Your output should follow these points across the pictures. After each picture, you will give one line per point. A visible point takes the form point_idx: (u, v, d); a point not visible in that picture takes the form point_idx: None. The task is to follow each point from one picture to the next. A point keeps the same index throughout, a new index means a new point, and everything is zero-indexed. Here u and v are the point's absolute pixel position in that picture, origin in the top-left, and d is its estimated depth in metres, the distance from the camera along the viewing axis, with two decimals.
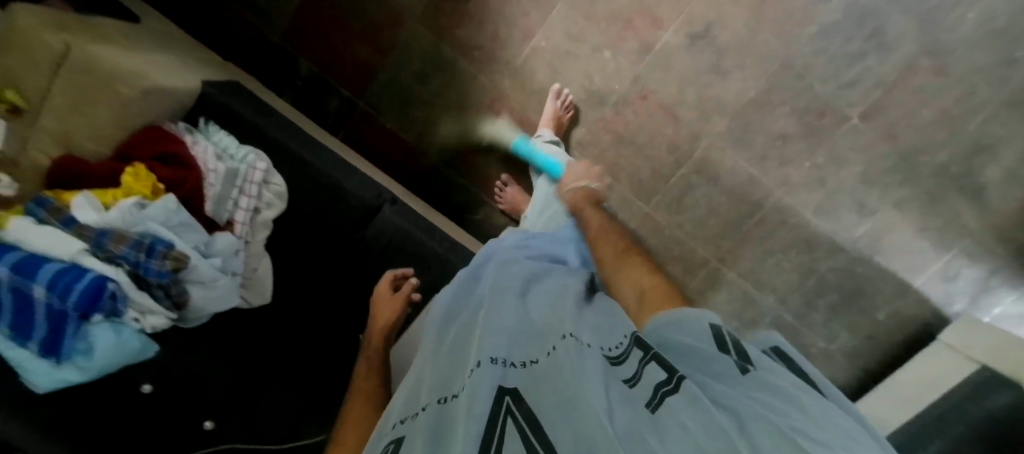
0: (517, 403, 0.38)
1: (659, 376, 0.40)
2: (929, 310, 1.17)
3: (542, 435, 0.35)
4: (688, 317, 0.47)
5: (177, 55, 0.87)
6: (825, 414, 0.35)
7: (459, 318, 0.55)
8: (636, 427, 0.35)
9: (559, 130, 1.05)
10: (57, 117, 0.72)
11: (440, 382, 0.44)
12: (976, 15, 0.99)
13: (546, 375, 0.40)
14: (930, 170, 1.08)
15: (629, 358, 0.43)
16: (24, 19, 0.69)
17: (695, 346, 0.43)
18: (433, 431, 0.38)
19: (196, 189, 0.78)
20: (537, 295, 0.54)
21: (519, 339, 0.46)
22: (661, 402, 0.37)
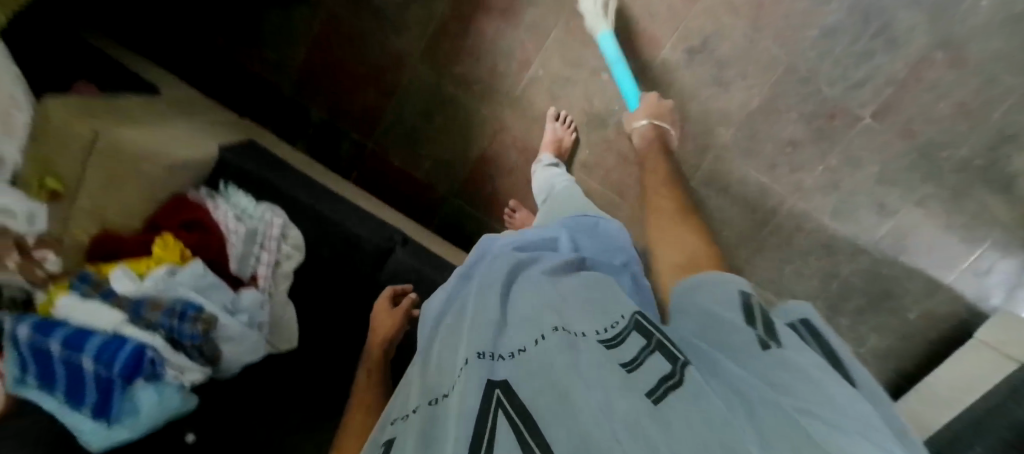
0: (508, 394, 0.40)
1: (660, 368, 0.39)
2: (963, 307, 1.13)
3: (536, 430, 0.36)
4: (720, 286, 0.49)
5: (196, 122, 0.93)
6: (843, 401, 0.35)
7: (452, 315, 0.59)
8: (629, 409, 0.35)
9: (560, 152, 1.05)
10: (91, 197, 0.79)
11: (431, 385, 0.47)
12: (990, 1, 0.95)
13: (533, 362, 0.43)
14: (953, 165, 1.04)
15: (625, 340, 0.44)
16: (57, 111, 0.76)
17: (719, 313, 0.46)
18: (424, 429, 0.41)
19: (220, 249, 0.85)
20: (525, 286, 0.56)
21: (509, 331, 0.49)
22: (664, 395, 0.37)
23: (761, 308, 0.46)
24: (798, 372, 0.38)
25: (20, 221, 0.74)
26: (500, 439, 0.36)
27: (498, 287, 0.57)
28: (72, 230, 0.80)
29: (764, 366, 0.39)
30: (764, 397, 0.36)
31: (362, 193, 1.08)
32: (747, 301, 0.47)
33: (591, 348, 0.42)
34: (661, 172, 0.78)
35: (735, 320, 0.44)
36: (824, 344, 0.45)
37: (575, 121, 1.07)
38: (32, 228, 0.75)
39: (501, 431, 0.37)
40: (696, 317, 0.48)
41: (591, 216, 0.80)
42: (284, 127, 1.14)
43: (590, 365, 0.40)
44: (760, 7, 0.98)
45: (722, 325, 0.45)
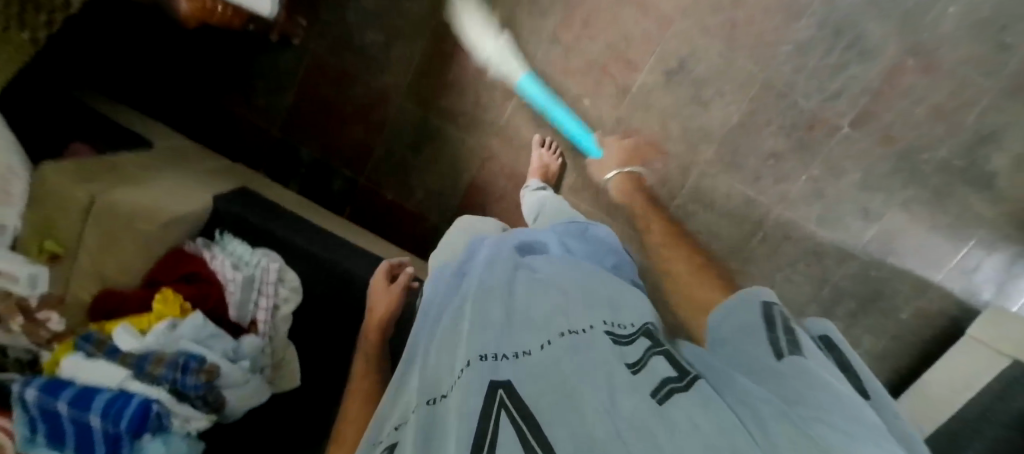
0: (510, 394, 0.42)
1: (669, 372, 0.43)
2: (954, 304, 1.14)
3: (540, 435, 0.38)
4: (744, 298, 0.52)
5: (189, 173, 0.95)
6: (849, 411, 0.38)
7: (448, 312, 0.60)
8: (637, 409, 0.39)
9: (547, 178, 1.06)
10: (90, 257, 0.81)
11: (429, 385, 0.49)
12: (956, 9, 0.97)
13: (537, 366, 0.45)
14: (933, 167, 1.06)
15: (633, 343, 0.48)
16: (53, 176, 0.78)
17: (742, 326, 0.50)
18: (425, 429, 0.44)
19: (220, 296, 0.86)
20: (524, 289, 0.58)
21: (510, 334, 0.50)
22: (669, 395, 0.40)
23: (783, 317, 0.49)
24: (809, 381, 0.42)
25: (23, 286, 0.76)
26: (503, 441, 0.38)
27: (497, 289, 0.58)
28: (76, 288, 0.82)
29: (776, 375, 0.44)
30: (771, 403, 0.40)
31: (356, 227, 1.10)
32: (768, 310, 0.49)
33: (598, 349, 0.45)
34: (654, 227, 0.79)
35: (755, 332, 0.48)
36: (837, 355, 0.49)
37: (560, 146, 1.09)
38: (35, 290, 0.78)
39: (503, 433, 0.39)
40: (727, 332, 0.51)
41: (579, 222, 0.81)
42: (275, 169, 1.15)
43: (595, 369, 0.43)
44: (733, 27, 1.01)
45: (744, 338, 0.49)
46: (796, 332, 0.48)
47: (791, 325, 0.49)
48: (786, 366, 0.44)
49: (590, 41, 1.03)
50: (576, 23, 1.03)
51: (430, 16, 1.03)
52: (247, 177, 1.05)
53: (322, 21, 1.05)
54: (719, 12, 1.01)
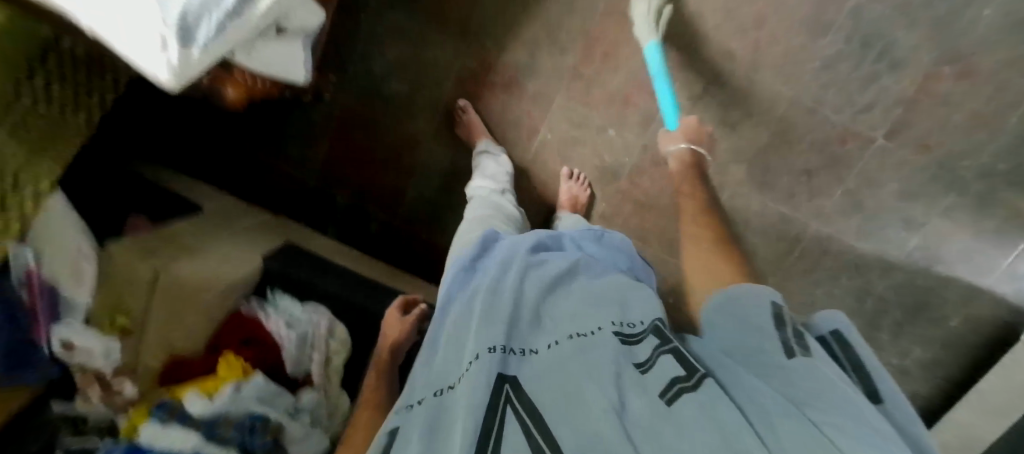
0: (515, 392, 0.46)
1: (677, 372, 0.45)
2: (1005, 309, 1.11)
3: (545, 431, 0.41)
4: (747, 294, 0.53)
5: (235, 230, 1.00)
6: (857, 411, 0.39)
7: (459, 302, 0.63)
8: (643, 410, 0.41)
9: (576, 209, 1.07)
10: (159, 325, 0.87)
11: (437, 377, 0.52)
12: (993, 11, 0.94)
13: (543, 364, 0.49)
14: (975, 173, 1.03)
15: (640, 344, 0.50)
16: (118, 257, 0.84)
17: (745, 321, 0.50)
18: (432, 419, 0.46)
19: (275, 353, 0.91)
20: (533, 282, 0.61)
21: (520, 330, 0.54)
22: (677, 396, 0.42)
23: (791, 319, 0.50)
24: (818, 383, 0.42)
25: (97, 357, 0.84)
26: (508, 433, 0.42)
27: (509, 286, 0.60)
28: (145, 354, 0.89)
29: (785, 372, 0.44)
30: (776, 400, 0.42)
31: (393, 269, 1.14)
32: (777, 310, 0.50)
33: (604, 350, 0.48)
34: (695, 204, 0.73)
35: (761, 328, 0.49)
36: (852, 355, 0.49)
37: (589, 177, 1.11)
38: (110, 360, 0.85)
39: (509, 426, 0.42)
40: (730, 329, 0.51)
41: (595, 228, 0.82)
42: (314, 216, 1.19)
43: (603, 368, 0.45)
44: (755, 49, 1.01)
45: (746, 333, 0.49)
46: (805, 335, 0.48)
47: (799, 328, 0.49)
48: (797, 364, 0.44)
49: (613, 73, 1.03)
50: (596, 57, 1.02)
51: (452, 61, 1.05)
52: (286, 229, 1.08)
53: (349, 73, 1.08)
54: (741, 34, 1.00)
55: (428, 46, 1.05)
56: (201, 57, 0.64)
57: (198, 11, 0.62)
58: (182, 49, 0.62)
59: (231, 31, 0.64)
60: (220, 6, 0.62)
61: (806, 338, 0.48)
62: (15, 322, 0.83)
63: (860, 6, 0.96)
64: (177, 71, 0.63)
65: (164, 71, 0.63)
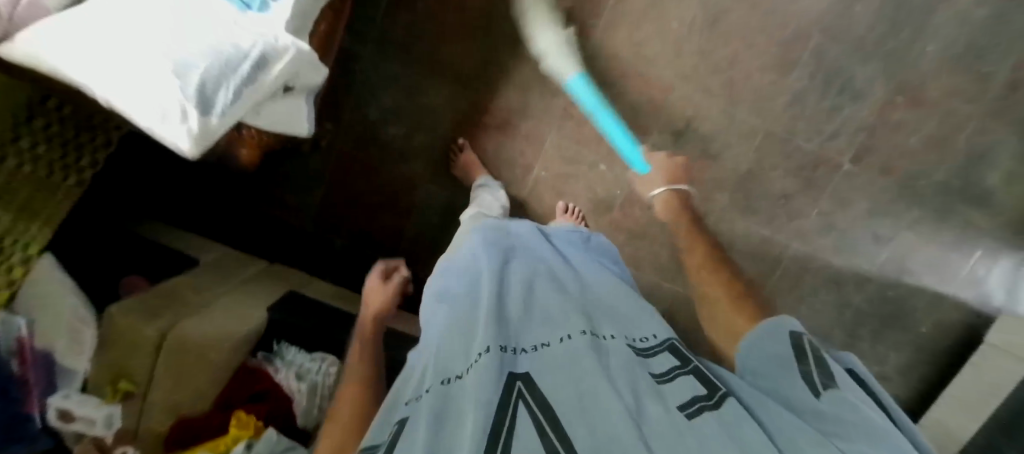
0: (528, 388, 0.45)
1: (698, 391, 0.46)
2: (969, 313, 1.21)
3: (559, 431, 0.39)
4: (771, 331, 0.54)
5: (236, 284, 0.98)
6: (885, 442, 0.40)
7: (461, 301, 0.63)
8: (660, 416, 0.42)
9: None
10: (162, 391, 0.83)
11: (442, 367, 0.51)
12: (935, 47, 1.06)
13: (554, 360, 0.49)
14: (932, 190, 1.13)
15: (656, 357, 0.53)
16: (121, 317, 0.82)
17: (769, 354, 0.52)
18: (441, 405, 0.45)
19: (286, 407, 0.89)
20: (541, 292, 0.63)
21: (530, 331, 0.55)
22: (699, 411, 0.43)
23: (813, 348, 0.52)
24: (848, 416, 0.43)
25: (97, 426, 0.81)
26: (520, 424, 0.40)
27: (515, 292, 0.62)
28: (148, 419, 0.84)
29: (817, 415, 0.45)
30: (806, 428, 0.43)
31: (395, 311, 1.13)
32: (797, 339, 0.52)
33: (622, 359, 0.49)
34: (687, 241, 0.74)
35: (787, 363, 0.51)
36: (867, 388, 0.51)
37: (583, 210, 1.14)
38: (110, 429, 0.82)
39: (520, 417, 0.41)
40: (761, 372, 0.52)
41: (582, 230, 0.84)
42: (309, 263, 1.17)
43: (618, 373, 0.47)
44: (732, 85, 1.09)
45: (773, 367, 0.51)
46: (830, 365, 0.50)
47: (823, 357, 0.51)
48: (826, 402, 0.45)
49: None
50: None
51: (448, 106, 1.09)
52: (285, 278, 1.07)
53: (344, 121, 1.09)
54: (718, 73, 1.08)
55: (423, 92, 1.08)
56: (219, 124, 0.65)
57: (216, 79, 0.64)
58: (202, 117, 0.63)
59: (247, 96, 0.67)
60: (236, 74, 0.65)
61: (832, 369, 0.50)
62: (9, 395, 0.80)
63: (820, 46, 1.06)
64: (197, 140, 0.63)
65: (183, 139, 0.62)
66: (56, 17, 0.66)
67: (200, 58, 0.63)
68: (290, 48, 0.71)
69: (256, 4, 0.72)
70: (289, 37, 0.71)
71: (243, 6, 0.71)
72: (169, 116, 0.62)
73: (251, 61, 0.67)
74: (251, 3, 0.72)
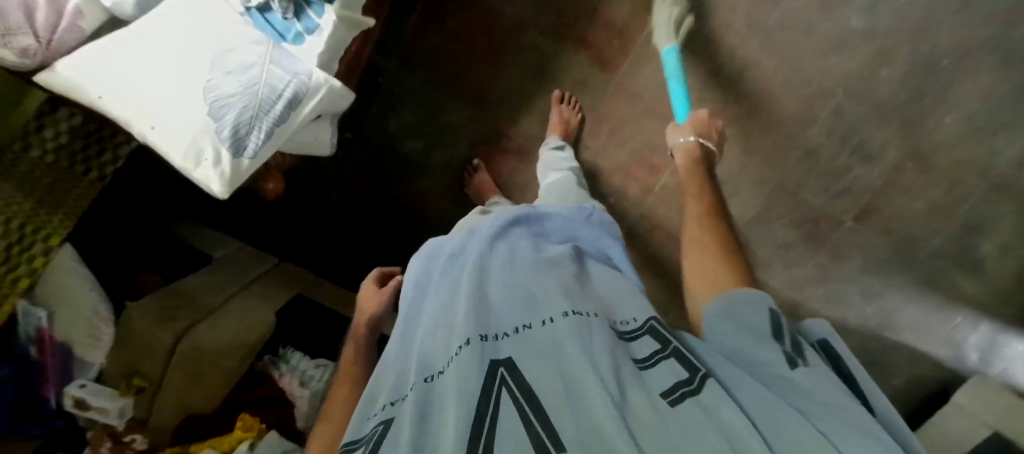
0: (512, 374, 0.43)
1: (682, 374, 0.44)
2: (942, 369, 1.26)
3: (547, 420, 0.38)
4: (745, 299, 0.50)
5: (243, 285, 0.99)
6: (864, 423, 0.38)
7: (446, 278, 0.58)
8: (643, 407, 0.40)
9: (490, 190, 1.09)
10: (175, 390, 0.87)
11: (424, 361, 0.48)
12: (954, 116, 1.05)
13: (538, 345, 0.46)
14: (928, 254, 1.15)
15: (636, 342, 0.49)
16: (138, 319, 0.86)
17: (746, 327, 0.48)
18: (422, 408, 0.42)
19: (289, 412, 0.95)
20: (525, 261, 0.58)
21: (510, 308, 0.51)
22: (681, 398, 0.41)
23: (786, 320, 0.48)
24: (829, 392, 0.41)
25: (111, 416, 0.83)
26: (504, 418, 0.39)
27: (496, 269, 0.57)
28: (158, 412, 0.88)
29: (788, 390, 0.42)
30: (792, 413, 0.39)
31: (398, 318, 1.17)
32: (773, 314, 0.48)
33: (605, 341, 0.46)
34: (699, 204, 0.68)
35: (762, 336, 0.46)
36: (841, 362, 0.48)
37: None
38: (123, 419, 0.85)
39: (505, 412, 0.39)
40: (740, 337, 0.47)
41: (583, 205, 0.78)
42: (319, 264, 1.20)
43: (601, 358, 0.44)
44: (748, 135, 1.10)
45: (746, 338, 0.47)
46: (803, 346, 0.46)
47: (797, 336, 0.47)
48: (801, 380, 0.42)
49: (617, 148, 1.11)
50: (603, 132, 1.10)
51: (467, 126, 1.10)
52: (295, 279, 1.09)
53: (364, 132, 1.11)
54: (736, 123, 1.09)
55: (442, 110, 1.09)
56: (250, 164, 0.68)
57: (248, 121, 0.66)
58: (234, 159, 0.66)
59: (279, 134, 0.69)
60: (267, 115, 0.67)
61: (802, 347, 0.47)
62: (27, 380, 0.84)
63: (841, 106, 1.06)
64: (229, 182, 0.67)
65: (216, 181, 0.66)
66: (90, 43, 0.67)
67: (235, 101, 0.65)
68: (322, 85, 0.70)
69: (291, 35, 0.70)
70: (320, 72, 0.70)
71: (278, 36, 0.69)
72: (202, 158, 0.65)
73: (283, 100, 0.67)
74: (286, 34, 0.70)
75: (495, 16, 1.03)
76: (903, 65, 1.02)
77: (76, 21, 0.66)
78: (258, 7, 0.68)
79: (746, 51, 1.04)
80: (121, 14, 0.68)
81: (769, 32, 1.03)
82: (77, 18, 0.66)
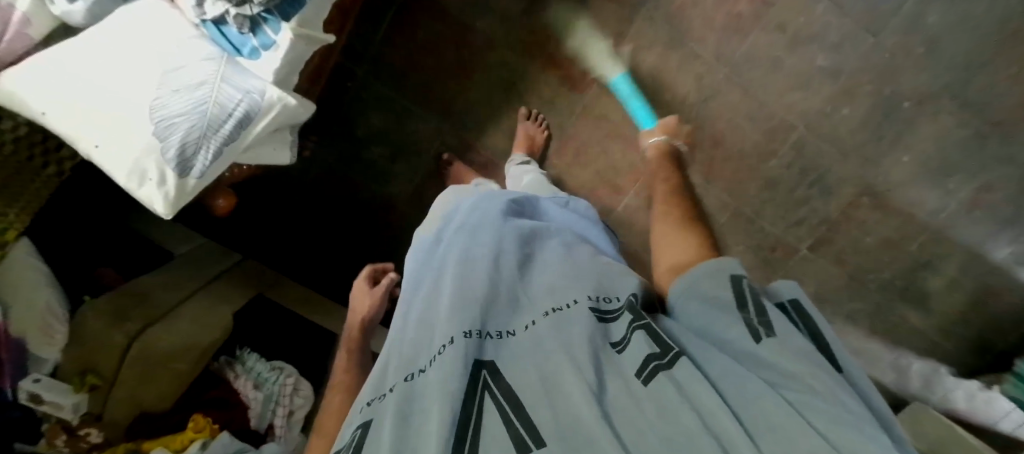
0: (494, 378, 0.44)
1: (650, 348, 0.44)
2: (885, 394, 1.30)
3: (525, 416, 0.40)
4: (710, 273, 0.48)
5: (203, 285, 1.00)
6: (835, 390, 0.37)
7: (428, 279, 0.59)
8: (619, 395, 0.41)
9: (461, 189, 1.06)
10: (129, 389, 0.89)
11: (406, 358, 0.48)
12: (912, 157, 1.07)
13: (522, 348, 0.47)
14: (876, 285, 1.19)
15: (616, 321, 0.49)
16: (92, 323, 0.87)
17: (711, 299, 0.47)
18: (402, 406, 0.43)
19: (242, 412, 0.99)
20: (510, 257, 0.58)
21: (496, 308, 0.52)
22: (652, 375, 0.42)
23: (752, 291, 0.46)
24: (796, 359, 0.40)
25: (65, 411, 0.84)
26: (488, 422, 0.40)
27: (482, 260, 0.57)
28: (113, 407, 0.89)
29: (756, 362, 0.41)
30: (757, 384, 0.39)
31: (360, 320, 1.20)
32: (738, 286, 0.46)
33: (583, 330, 0.46)
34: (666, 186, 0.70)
35: (726, 309, 0.45)
36: (810, 323, 0.46)
37: None
38: (77, 414, 0.86)
39: (489, 416, 0.41)
40: (706, 312, 0.46)
41: (560, 197, 0.81)
42: (286, 266, 1.22)
43: (580, 348, 0.44)
44: (711, 162, 1.12)
45: (711, 311, 0.46)
46: (767, 308, 0.45)
47: (762, 300, 0.46)
48: (766, 348, 0.41)
49: (581, 168, 1.12)
50: (569, 152, 1.11)
51: (434, 135, 1.11)
52: (257, 277, 1.11)
53: (330, 137, 1.11)
54: (699, 150, 1.11)
55: (411, 119, 1.09)
56: (196, 183, 0.68)
57: (196, 141, 0.66)
58: (179, 180, 0.67)
59: (227, 153, 0.69)
60: (216, 134, 0.67)
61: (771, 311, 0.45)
62: None
63: (801, 140, 1.09)
64: (172, 202, 0.67)
65: (159, 201, 0.67)
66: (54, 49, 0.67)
67: (182, 120, 0.66)
68: (275, 104, 0.70)
69: (246, 49, 0.70)
70: (275, 90, 0.70)
71: (233, 50, 0.70)
72: (147, 178, 0.66)
73: (233, 120, 0.68)
74: (242, 48, 0.70)
75: (467, 31, 1.03)
76: (864, 104, 1.05)
77: (23, 30, 0.67)
78: (214, 20, 0.69)
79: (712, 82, 1.06)
80: (72, 22, 0.69)
81: (736, 65, 1.05)
82: (24, 27, 0.67)
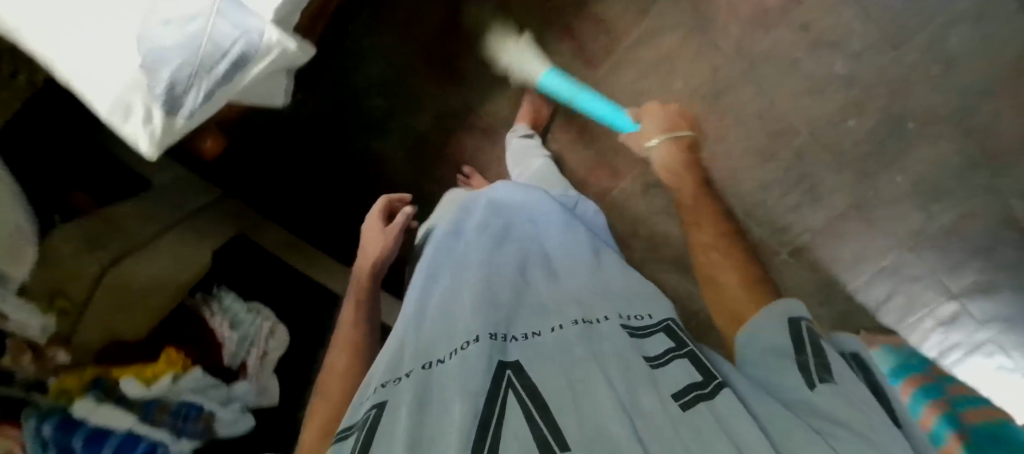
0: (518, 377, 0.44)
1: (693, 377, 0.44)
2: None
3: (548, 419, 0.39)
4: (772, 318, 0.52)
5: (179, 219, 0.99)
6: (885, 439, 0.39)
7: (449, 275, 0.60)
8: (653, 410, 0.40)
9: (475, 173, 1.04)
10: (99, 316, 0.87)
11: (423, 348, 0.49)
12: (905, 178, 1.08)
13: (545, 349, 0.47)
14: (846, 295, 1.16)
15: (649, 339, 0.50)
16: (65, 253, 0.84)
17: (771, 346, 0.50)
18: (421, 392, 0.43)
19: (213, 352, 0.97)
20: (537, 273, 0.59)
21: (520, 315, 0.52)
22: (694, 401, 0.41)
23: (811, 336, 0.49)
24: (849, 408, 0.41)
25: (31, 330, 0.79)
26: (510, 418, 0.40)
27: (510, 273, 0.58)
28: (86, 333, 0.86)
29: (810, 407, 0.43)
30: (804, 424, 0.40)
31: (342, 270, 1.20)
32: (797, 330, 0.49)
33: (617, 345, 0.47)
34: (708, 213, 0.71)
35: (783, 353, 0.48)
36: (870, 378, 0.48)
37: None
38: (46, 333, 0.81)
39: (511, 411, 0.41)
40: (767, 358, 0.49)
41: (571, 195, 0.80)
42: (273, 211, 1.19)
43: (612, 363, 0.44)
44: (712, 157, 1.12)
45: (771, 357, 0.49)
46: (825, 353, 0.47)
47: (821, 345, 0.49)
48: (819, 395, 0.43)
49: (584, 146, 1.10)
50: (572, 128, 1.10)
51: (438, 96, 1.09)
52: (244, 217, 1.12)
53: (327, 80, 1.11)
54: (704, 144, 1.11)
55: (412, 77, 1.08)
56: (185, 123, 0.67)
57: (188, 79, 0.63)
58: (167, 118, 0.65)
59: (219, 95, 0.66)
60: (210, 74, 0.63)
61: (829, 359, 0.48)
62: None
63: (804, 147, 1.09)
64: (158, 141, 0.66)
65: (145, 139, 0.65)
66: None
67: (173, 55, 0.61)
68: (273, 50, 0.64)
69: None
70: (275, 32, 0.63)
71: None
72: (132, 113, 0.64)
73: (228, 61, 0.62)
74: None
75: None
76: (872, 118, 1.05)
77: None
78: None
79: (727, 76, 1.05)
80: None
81: (754, 60, 1.04)
82: None
